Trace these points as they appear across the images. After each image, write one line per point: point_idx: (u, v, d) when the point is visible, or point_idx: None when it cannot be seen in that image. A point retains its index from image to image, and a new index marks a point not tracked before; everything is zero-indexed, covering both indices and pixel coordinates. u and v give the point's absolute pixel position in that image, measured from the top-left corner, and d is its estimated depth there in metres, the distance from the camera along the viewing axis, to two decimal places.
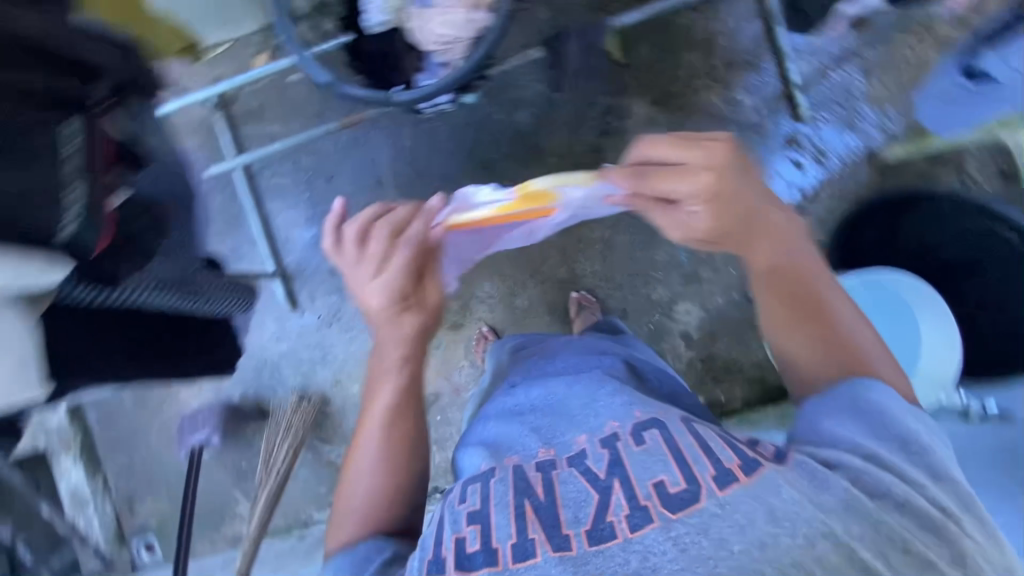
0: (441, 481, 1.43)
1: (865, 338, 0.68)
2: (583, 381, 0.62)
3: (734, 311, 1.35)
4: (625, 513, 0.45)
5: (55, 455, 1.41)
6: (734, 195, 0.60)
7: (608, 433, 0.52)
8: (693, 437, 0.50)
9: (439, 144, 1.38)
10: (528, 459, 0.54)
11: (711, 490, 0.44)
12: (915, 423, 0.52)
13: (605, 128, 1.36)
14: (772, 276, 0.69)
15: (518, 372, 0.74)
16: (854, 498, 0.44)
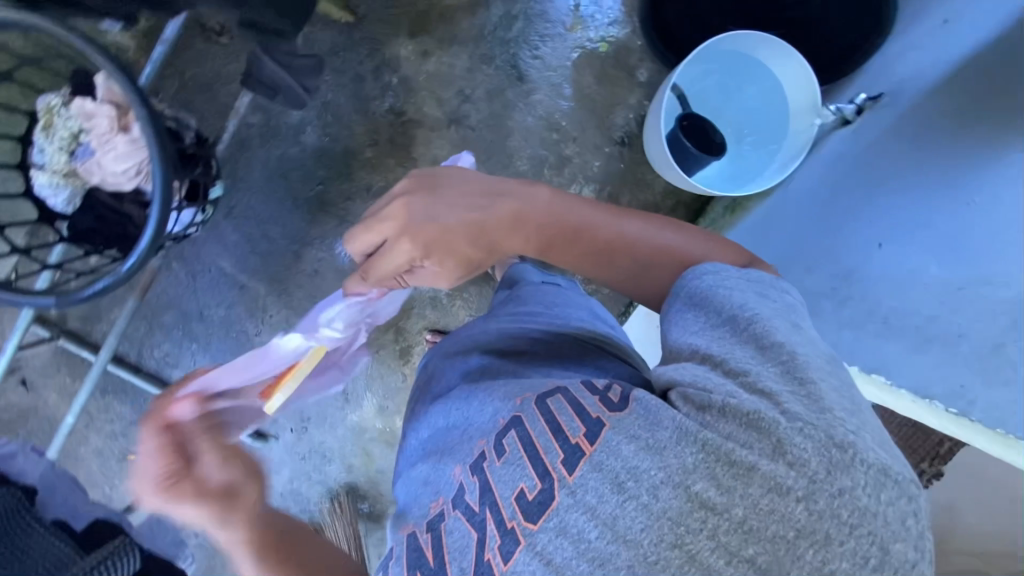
0: None
1: (665, 235, 0.65)
2: (460, 410, 0.63)
3: (617, 163, 1.30)
4: (497, 544, 0.46)
5: None
6: (434, 237, 0.63)
7: (478, 454, 0.53)
8: (546, 418, 0.51)
9: (264, 217, 1.29)
10: (420, 521, 0.53)
11: (563, 478, 0.46)
12: (745, 289, 0.53)
13: (391, 92, 1.26)
14: (549, 242, 0.68)
15: (419, 417, 0.72)
16: (688, 426, 0.45)
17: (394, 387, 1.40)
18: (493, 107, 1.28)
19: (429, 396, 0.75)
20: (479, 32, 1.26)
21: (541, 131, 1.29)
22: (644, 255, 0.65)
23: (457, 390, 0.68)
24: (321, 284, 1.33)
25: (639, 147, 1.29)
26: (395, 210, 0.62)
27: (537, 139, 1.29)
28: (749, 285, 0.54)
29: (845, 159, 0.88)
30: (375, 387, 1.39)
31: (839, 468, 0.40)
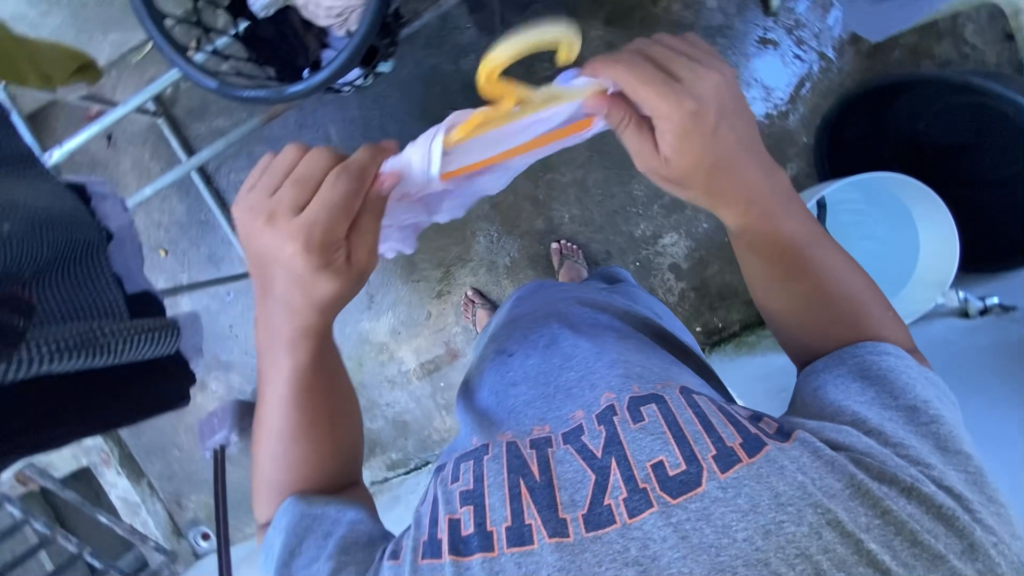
0: None
1: (859, 284, 0.58)
2: (574, 347, 0.55)
3: (722, 233, 1.30)
4: (623, 494, 0.40)
5: (99, 468, 1.53)
6: (705, 125, 0.50)
7: (606, 407, 0.46)
8: (694, 409, 0.43)
9: (389, 108, 1.30)
10: (521, 436, 0.47)
11: (713, 472, 0.39)
12: (925, 383, 0.46)
13: None
14: (757, 231, 0.59)
15: (502, 338, 0.64)
16: (861, 479, 0.39)
17: (417, 320, 1.42)
18: None
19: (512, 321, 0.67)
20: None
21: None
22: (825, 290, 0.58)
23: (585, 329, 0.58)
24: None
25: None
26: (681, 78, 0.50)
27: None
28: (927, 381, 0.47)
29: (951, 348, 0.88)
30: (400, 310, 1.42)
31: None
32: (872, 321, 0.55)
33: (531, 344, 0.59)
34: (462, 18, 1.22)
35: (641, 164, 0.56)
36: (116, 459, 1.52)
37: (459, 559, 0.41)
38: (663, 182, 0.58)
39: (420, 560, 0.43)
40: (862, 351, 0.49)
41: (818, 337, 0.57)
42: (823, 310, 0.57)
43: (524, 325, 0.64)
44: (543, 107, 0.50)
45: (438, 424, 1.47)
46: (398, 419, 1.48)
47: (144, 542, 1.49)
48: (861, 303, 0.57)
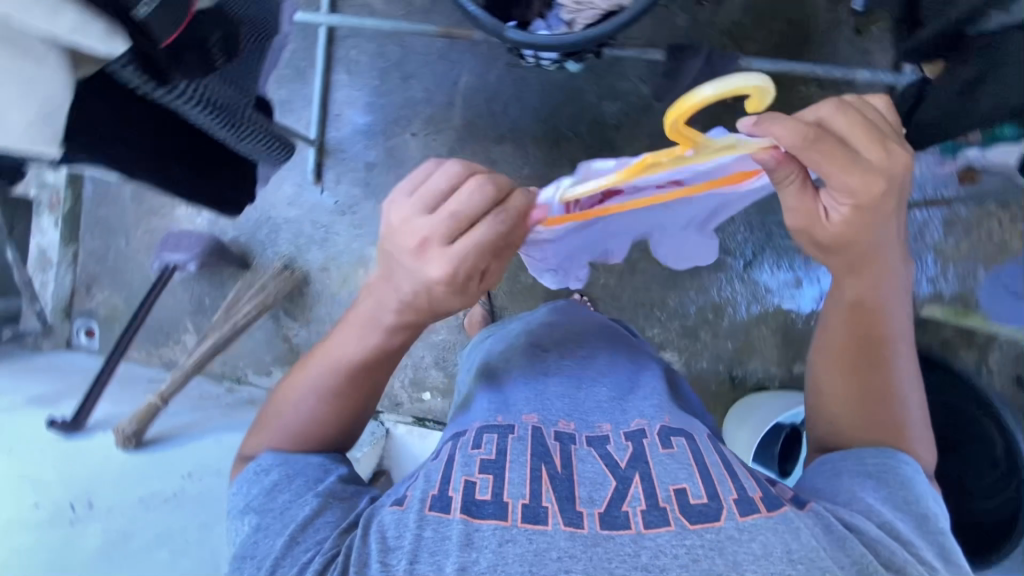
0: None
1: (913, 389, 0.63)
2: (616, 374, 0.70)
3: (713, 382, 1.36)
4: (639, 506, 0.52)
5: (40, 209, 1.43)
6: (884, 211, 0.48)
7: (635, 428, 0.61)
8: (719, 458, 0.57)
9: (524, 95, 1.33)
10: (546, 425, 0.62)
11: (733, 514, 0.50)
12: (926, 484, 0.57)
13: None
14: (853, 314, 0.61)
15: (540, 336, 0.76)
16: (867, 561, 0.48)
17: None
18: None
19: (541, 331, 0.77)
20: (768, 205, 1.30)
21: (709, 303, 1.34)
22: (884, 390, 0.62)
23: (625, 364, 0.72)
24: None
25: (735, 394, 1.36)
26: (877, 152, 0.45)
27: (700, 303, 1.35)
28: (935, 498, 0.56)
29: None
30: None
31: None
32: (899, 432, 0.62)
33: (569, 357, 0.72)
34: (632, 70, 1.28)
35: (793, 221, 0.51)
36: (63, 211, 1.42)
37: (470, 519, 0.52)
38: (806, 246, 0.55)
39: (428, 510, 0.53)
40: (875, 453, 0.59)
41: (847, 431, 0.64)
42: (872, 407, 0.62)
43: (562, 332, 0.77)
44: (716, 155, 0.45)
45: None
46: None
47: (32, 302, 1.38)
48: (905, 418, 0.62)
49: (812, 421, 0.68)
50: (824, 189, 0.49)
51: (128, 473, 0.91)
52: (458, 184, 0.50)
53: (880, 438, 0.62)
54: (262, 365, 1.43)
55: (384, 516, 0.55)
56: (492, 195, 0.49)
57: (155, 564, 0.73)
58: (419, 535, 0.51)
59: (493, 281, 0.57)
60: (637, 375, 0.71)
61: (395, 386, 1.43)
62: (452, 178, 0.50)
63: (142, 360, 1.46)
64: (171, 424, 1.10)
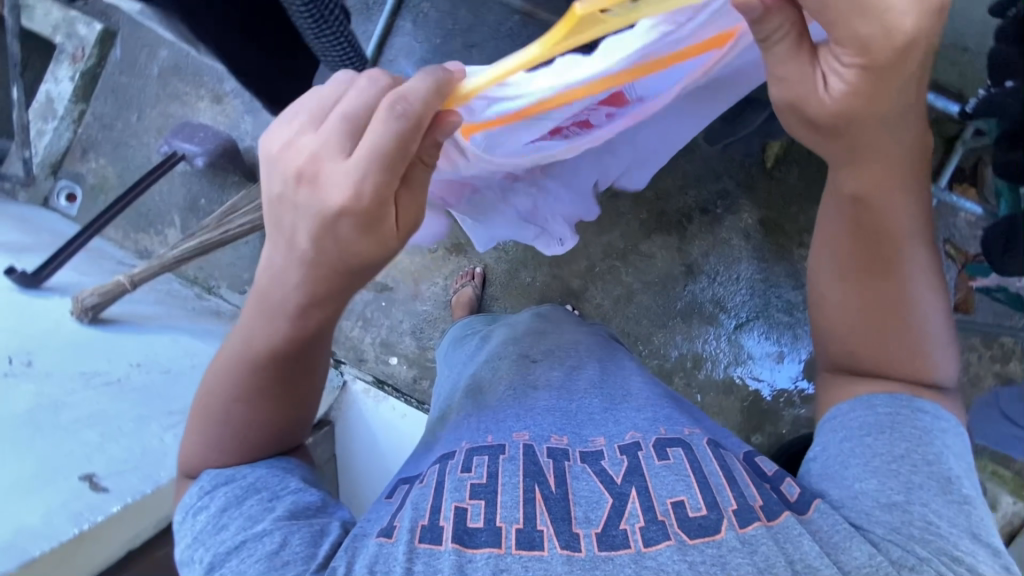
0: (341, 351, 1.41)
1: (928, 292, 0.61)
2: (605, 384, 0.72)
3: None
4: (638, 523, 0.54)
5: (60, 57, 1.37)
6: (901, 72, 0.44)
7: (630, 442, 0.62)
8: (721, 468, 0.59)
9: None
10: (538, 442, 0.63)
11: (733, 525, 0.53)
12: (953, 443, 0.58)
13: (707, 206, 1.33)
14: (856, 211, 0.57)
15: (535, 351, 0.78)
16: (879, 561, 0.51)
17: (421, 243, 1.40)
18: (704, 303, 1.34)
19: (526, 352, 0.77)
20: (774, 276, 1.32)
21: (691, 353, 1.35)
22: (893, 299, 0.60)
23: (612, 377, 0.73)
24: None
25: None
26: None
27: (682, 350, 1.36)
28: (954, 448, 0.58)
29: None
30: None
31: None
32: (912, 347, 0.61)
33: (560, 372, 0.73)
34: None
35: (779, 92, 0.49)
36: (82, 66, 1.36)
37: (462, 549, 0.53)
38: (800, 128, 0.51)
39: (419, 542, 0.54)
40: (895, 401, 0.60)
41: (863, 363, 0.63)
42: (883, 327, 0.61)
43: (548, 341, 0.80)
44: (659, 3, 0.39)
45: (345, 327, 1.41)
46: None
47: (21, 147, 1.32)
48: (916, 326, 0.61)
49: (823, 343, 0.66)
50: (824, 50, 0.46)
51: (76, 345, 0.85)
52: (371, 107, 0.45)
53: (899, 370, 0.61)
54: (239, 282, 1.38)
55: (370, 546, 0.55)
56: (415, 110, 0.43)
57: (81, 445, 0.68)
58: (409, 567, 0.52)
59: (413, 219, 0.50)
60: (626, 383, 0.72)
61: (364, 342, 1.40)
62: (365, 101, 0.45)
63: (117, 241, 1.40)
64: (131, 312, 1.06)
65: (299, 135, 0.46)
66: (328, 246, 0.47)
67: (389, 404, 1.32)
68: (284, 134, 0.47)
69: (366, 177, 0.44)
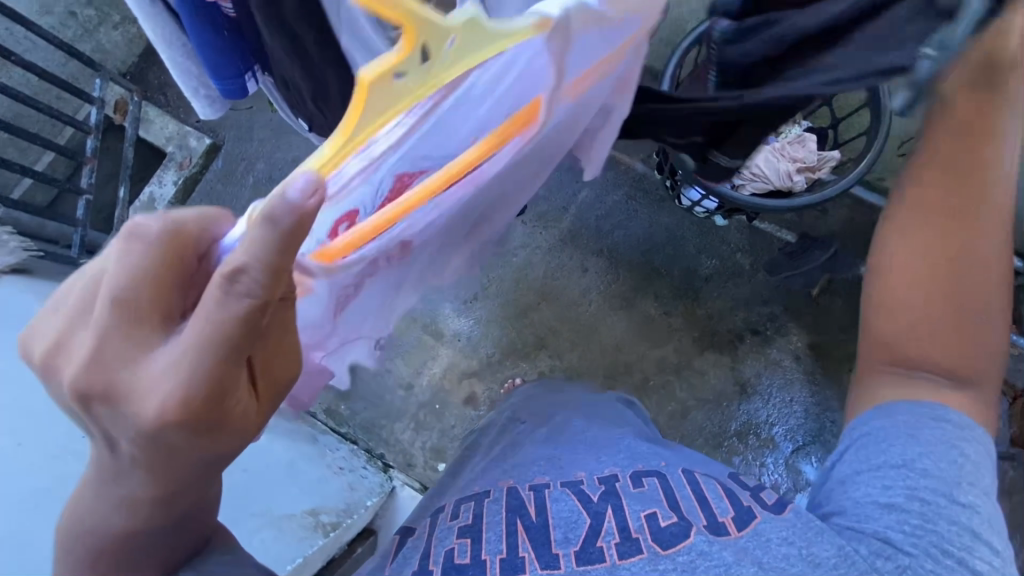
0: (389, 455, 1.38)
1: (997, 250, 0.60)
2: (600, 436, 0.80)
3: None
4: (612, 540, 0.61)
5: (168, 165, 1.53)
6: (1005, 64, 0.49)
7: (607, 474, 0.70)
8: (695, 488, 0.67)
9: (634, 225, 1.45)
10: (521, 484, 0.72)
11: (701, 531, 0.61)
12: (972, 440, 0.61)
13: (757, 328, 1.38)
14: (958, 191, 0.57)
15: (536, 420, 0.90)
16: (851, 553, 0.57)
17: (479, 350, 1.43)
18: (760, 424, 1.35)
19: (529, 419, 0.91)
20: (828, 402, 1.35)
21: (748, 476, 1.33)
22: (954, 260, 0.60)
23: (612, 426, 0.84)
24: (574, 277, 1.45)
25: None
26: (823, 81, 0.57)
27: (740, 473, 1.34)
28: (970, 460, 0.60)
29: None
30: (479, 329, 1.44)
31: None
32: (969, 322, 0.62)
33: (558, 429, 0.83)
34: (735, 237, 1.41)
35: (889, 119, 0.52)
36: (187, 174, 1.52)
37: None
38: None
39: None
40: (921, 410, 0.63)
41: (901, 309, 0.63)
42: (950, 309, 0.61)
43: (546, 407, 0.93)
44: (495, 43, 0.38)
45: (397, 429, 1.39)
46: (377, 391, 1.41)
47: None
48: (986, 316, 0.62)
49: (880, 329, 0.67)
50: None
51: None
52: (152, 275, 0.37)
53: (945, 360, 0.63)
54: None
55: None
56: (252, 288, 0.34)
57: None
58: None
59: (287, 374, 0.45)
60: (614, 430, 0.80)
61: (416, 446, 1.38)
62: (137, 275, 0.36)
63: None
64: None
65: (72, 329, 0.38)
66: (190, 430, 0.38)
67: None
68: (55, 330, 0.38)
69: (203, 364, 0.36)
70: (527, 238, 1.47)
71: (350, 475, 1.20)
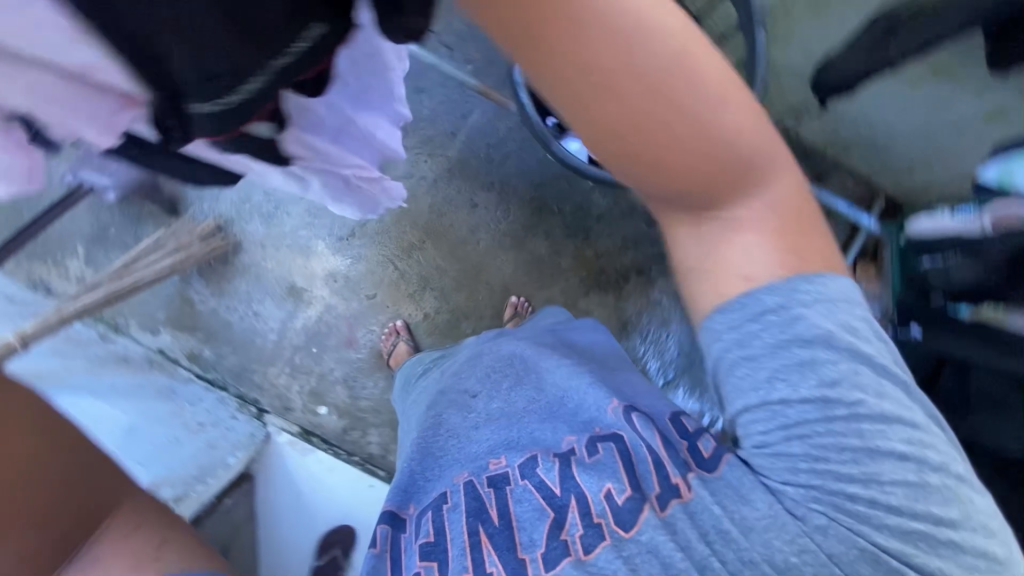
0: (264, 400, 1.32)
1: (738, 112, 0.45)
2: (544, 402, 0.75)
3: None
4: (578, 532, 0.60)
5: None
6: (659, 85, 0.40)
7: (566, 449, 0.68)
8: (645, 448, 0.64)
9: (526, 157, 1.35)
10: (478, 473, 0.70)
11: (653, 507, 0.60)
12: (821, 319, 0.53)
13: (643, 268, 1.37)
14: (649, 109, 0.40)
15: (473, 384, 0.82)
16: (837, 523, 0.54)
17: (359, 289, 1.33)
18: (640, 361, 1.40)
19: (467, 378, 0.83)
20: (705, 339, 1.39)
21: None
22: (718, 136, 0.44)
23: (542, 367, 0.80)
24: (462, 214, 1.35)
25: None
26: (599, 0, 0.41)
27: None
28: (828, 346, 0.53)
29: None
30: (358, 268, 1.33)
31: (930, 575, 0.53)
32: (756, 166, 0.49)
33: (499, 396, 0.79)
34: None
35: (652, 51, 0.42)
36: None
37: None
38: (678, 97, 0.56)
39: None
40: (733, 312, 0.55)
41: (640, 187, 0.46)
42: (696, 184, 0.46)
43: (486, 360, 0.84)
44: None
45: (272, 373, 1.32)
46: (248, 333, 1.32)
47: None
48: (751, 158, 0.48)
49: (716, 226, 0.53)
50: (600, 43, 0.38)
51: None
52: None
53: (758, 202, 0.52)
54: (152, 321, 1.30)
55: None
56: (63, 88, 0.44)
57: None
58: None
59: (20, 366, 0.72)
60: (559, 389, 0.76)
61: (293, 390, 1.32)
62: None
63: (6, 271, 1.25)
64: (39, 369, 1.03)
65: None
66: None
67: (316, 457, 1.27)
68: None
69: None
70: (408, 168, 1.34)
71: (212, 432, 1.18)
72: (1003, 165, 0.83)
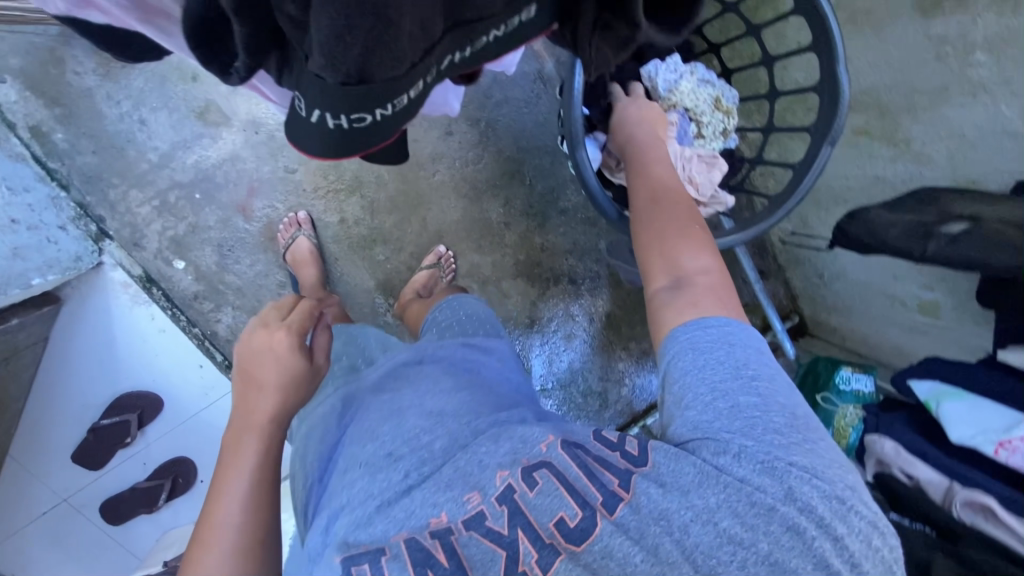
0: (111, 223, 1.09)
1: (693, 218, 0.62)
2: (518, 444, 0.49)
3: None
4: (532, 562, 0.42)
5: None
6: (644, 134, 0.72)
7: (503, 487, 0.45)
8: (578, 457, 0.47)
9: (525, 113, 1.21)
10: (417, 532, 0.43)
11: (604, 514, 0.44)
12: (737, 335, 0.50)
13: (577, 278, 1.31)
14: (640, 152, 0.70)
15: (383, 433, 0.52)
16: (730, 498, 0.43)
17: (280, 155, 1.12)
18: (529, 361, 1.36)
19: (371, 415, 0.55)
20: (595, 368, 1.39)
21: None
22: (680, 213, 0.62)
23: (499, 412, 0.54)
24: (431, 134, 1.18)
25: None
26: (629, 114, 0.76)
27: None
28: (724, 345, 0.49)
29: None
30: None
31: (837, 518, 0.42)
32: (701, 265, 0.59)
33: (436, 442, 0.49)
34: None
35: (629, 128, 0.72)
36: None
37: None
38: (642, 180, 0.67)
39: None
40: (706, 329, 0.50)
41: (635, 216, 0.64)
42: (680, 244, 0.59)
43: (425, 377, 0.59)
44: None
45: (134, 196, 1.09)
46: (124, 138, 1.07)
47: None
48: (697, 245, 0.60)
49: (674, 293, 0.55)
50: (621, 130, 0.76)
51: None
52: None
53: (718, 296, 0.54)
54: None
55: None
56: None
57: None
58: None
59: None
60: (493, 420, 0.52)
61: (152, 226, 1.10)
62: None
63: None
64: None
65: None
66: None
67: (148, 312, 1.09)
68: None
69: None
70: None
71: (27, 238, 1.00)
72: (941, 388, 0.72)
